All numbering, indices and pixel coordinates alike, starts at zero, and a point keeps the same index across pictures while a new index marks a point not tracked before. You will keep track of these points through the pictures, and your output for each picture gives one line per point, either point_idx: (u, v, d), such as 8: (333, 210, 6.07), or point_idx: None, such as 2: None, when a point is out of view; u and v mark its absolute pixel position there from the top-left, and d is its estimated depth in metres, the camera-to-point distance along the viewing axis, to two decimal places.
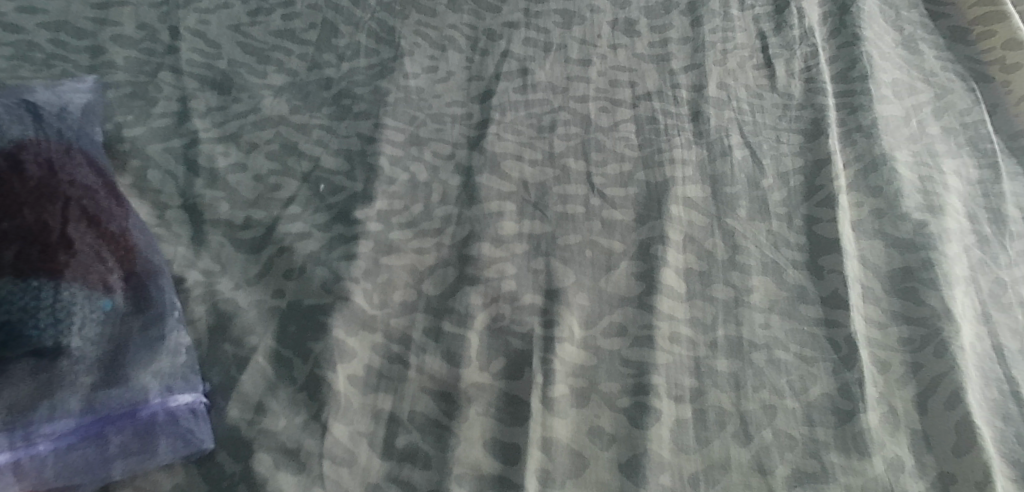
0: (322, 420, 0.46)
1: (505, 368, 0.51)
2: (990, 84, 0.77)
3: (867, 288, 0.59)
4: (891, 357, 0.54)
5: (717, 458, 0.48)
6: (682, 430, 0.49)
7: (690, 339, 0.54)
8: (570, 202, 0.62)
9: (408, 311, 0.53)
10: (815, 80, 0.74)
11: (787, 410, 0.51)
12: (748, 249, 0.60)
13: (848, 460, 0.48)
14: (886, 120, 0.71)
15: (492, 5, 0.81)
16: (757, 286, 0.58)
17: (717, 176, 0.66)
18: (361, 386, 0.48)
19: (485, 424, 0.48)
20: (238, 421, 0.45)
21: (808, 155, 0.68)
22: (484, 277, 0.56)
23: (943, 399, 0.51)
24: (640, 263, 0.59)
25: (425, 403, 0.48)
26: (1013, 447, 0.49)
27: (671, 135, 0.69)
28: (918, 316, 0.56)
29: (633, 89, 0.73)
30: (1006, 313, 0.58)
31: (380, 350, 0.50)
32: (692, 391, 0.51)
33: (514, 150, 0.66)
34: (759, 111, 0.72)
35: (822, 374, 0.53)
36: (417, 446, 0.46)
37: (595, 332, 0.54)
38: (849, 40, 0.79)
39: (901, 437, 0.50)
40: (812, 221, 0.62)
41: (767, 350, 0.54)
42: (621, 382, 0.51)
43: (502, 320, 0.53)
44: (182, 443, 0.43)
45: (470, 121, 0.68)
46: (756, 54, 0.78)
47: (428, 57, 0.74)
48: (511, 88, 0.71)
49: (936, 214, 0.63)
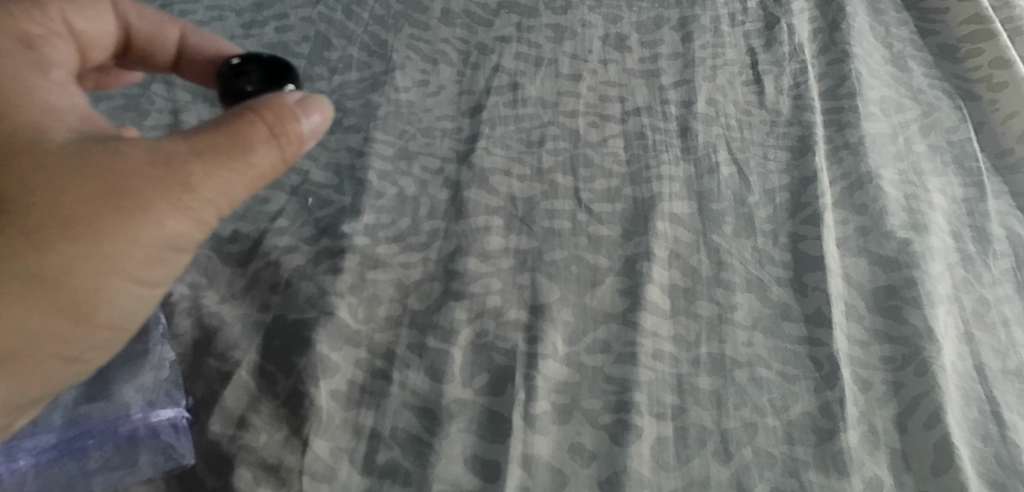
0: (303, 436, 0.46)
1: (488, 383, 0.51)
2: (977, 101, 0.78)
3: (850, 306, 0.59)
4: (872, 376, 0.55)
5: (697, 476, 0.49)
6: (662, 447, 0.50)
7: (673, 356, 0.55)
8: (557, 217, 0.63)
9: (393, 326, 0.53)
10: (803, 98, 0.75)
11: (767, 428, 0.51)
12: (733, 265, 0.61)
13: (827, 479, 0.49)
14: (873, 137, 0.72)
15: (484, 20, 0.81)
16: (741, 303, 0.58)
17: (704, 192, 0.66)
18: (343, 401, 0.49)
19: (466, 440, 0.48)
20: (219, 436, 0.46)
21: (794, 171, 0.68)
22: (470, 292, 0.56)
23: (923, 419, 0.51)
24: (625, 279, 0.59)
25: (407, 419, 0.49)
26: (990, 467, 0.50)
27: (660, 151, 0.69)
28: (901, 335, 0.57)
29: (622, 104, 0.74)
30: (987, 333, 0.58)
31: (364, 365, 0.51)
32: (674, 408, 0.52)
33: (503, 165, 0.66)
34: (747, 128, 0.72)
35: (802, 392, 0.53)
36: (398, 462, 0.47)
37: (578, 348, 0.55)
38: (837, 58, 0.80)
39: (881, 455, 0.50)
40: (797, 238, 0.63)
41: (750, 367, 0.54)
42: (603, 398, 0.52)
43: (487, 336, 0.54)
44: (162, 457, 0.44)
45: (459, 136, 0.69)
46: (746, 70, 0.79)
47: (420, 70, 0.75)
48: (502, 102, 0.72)
49: (920, 232, 0.63)
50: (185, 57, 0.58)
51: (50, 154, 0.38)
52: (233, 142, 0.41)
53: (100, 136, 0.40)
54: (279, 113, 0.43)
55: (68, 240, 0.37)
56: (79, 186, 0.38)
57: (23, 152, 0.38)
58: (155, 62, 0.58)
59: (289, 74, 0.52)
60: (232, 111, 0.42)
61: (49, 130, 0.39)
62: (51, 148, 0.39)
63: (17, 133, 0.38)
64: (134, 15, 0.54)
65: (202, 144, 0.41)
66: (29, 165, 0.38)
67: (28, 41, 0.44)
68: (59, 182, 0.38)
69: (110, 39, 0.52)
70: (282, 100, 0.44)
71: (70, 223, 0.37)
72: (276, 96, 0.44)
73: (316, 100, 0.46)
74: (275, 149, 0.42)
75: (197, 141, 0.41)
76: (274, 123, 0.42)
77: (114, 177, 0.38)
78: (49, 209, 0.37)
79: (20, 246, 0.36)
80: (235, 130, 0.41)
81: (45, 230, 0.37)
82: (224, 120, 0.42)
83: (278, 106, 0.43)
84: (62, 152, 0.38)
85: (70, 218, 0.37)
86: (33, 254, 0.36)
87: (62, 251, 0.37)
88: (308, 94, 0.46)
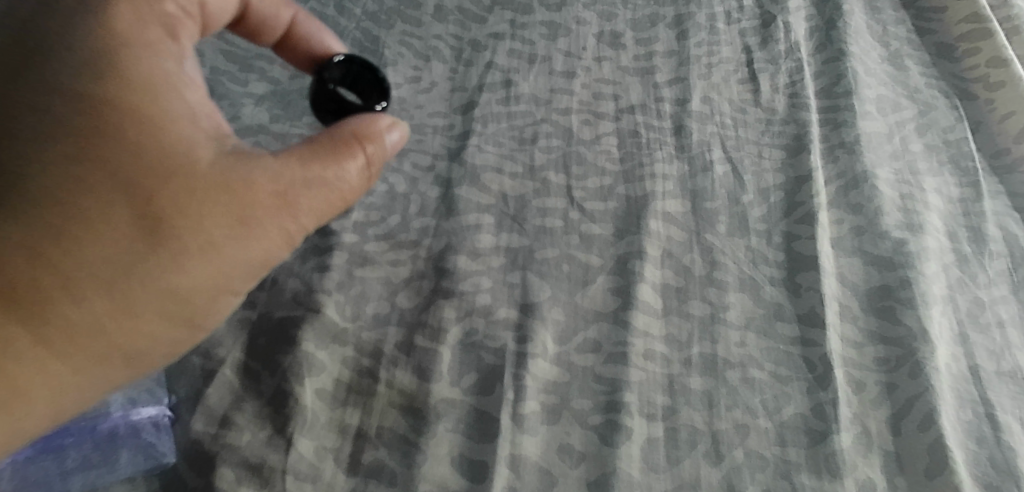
0: (287, 435, 0.46)
1: (477, 383, 0.51)
2: (974, 101, 0.78)
3: (844, 307, 0.58)
4: (866, 377, 0.54)
5: (687, 478, 0.48)
6: (653, 449, 0.49)
7: (664, 356, 0.54)
8: (549, 215, 0.62)
9: (381, 325, 0.53)
10: (798, 96, 0.75)
11: (759, 429, 0.51)
12: (726, 265, 0.60)
13: (819, 482, 0.48)
14: (869, 136, 0.71)
15: (478, 15, 0.80)
16: (734, 303, 0.57)
17: (697, 191, 0.65)
18: (329, 400, 0.48)
19: (453, 440, 0.48)
20: (202, 435, 0.45)
21: (789, 170, 0.68)
22: (459, 290, 0.55)
23: (917, 421, 0.51)
24: (617, 278, 0.58)
25: (393, 419, 0.48)
26: (985, 469, 0.50)
27: (653, 149, 0.68)
28: (895, 336, 0.56)
29: (616, 102, 0.73)
30: (982, 334, 0.58)
31: (350, 364, 0.50)
32: (665, 409, 0.51)
33: (494, 162, 0.65)
34: (742, 126, 0.72)
35: (795, 393, 0.53)
36: (384, 462, 0.46)
37: (569, 348, 0.54)
38: (833, 56, 0.80)
39: (874, 458, 0.50)
40: (791, 238, 0.62)
41: (742, 368, 0.54)
42: (593, 399, 0.51)
43: (476, 335, 0.53)
44: (143, 456, 0.43)
45: (451, 132, 0.68)
46: (741, 68, 0.78)
47: (412, 66, 0.73)
48: (494, 99, 0.71)
49: (916, 233, 0.63)
50: (292, 40, 0.56)
51: (176, 169, 0.39)
52: (338, 172, 0.43)
53: (226, 150, 0.41)
54: (379, 148, 0.44)
55: (200, 263, 0.39)
56: (212, 210, 0.39)
57: (162, 164, 0.38)
58: (263, 42, 0.57)
59: (382, 88, 0.53)
60: (338, 139, 0.43)
61: (186, 142, 0.40)
62: (188, 163, 0.39)
63: (154, 141, 0.39)
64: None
65: (316, 177, 0.42)
66: (166, 180, 0.38)
67: (168, 33, 0.43)
68: (195, 204, 0.39)
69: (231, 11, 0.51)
70: (376, 124, 0.45)
71: (204, 248, 0.39)
72: (370, 120, 0.45)
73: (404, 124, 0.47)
74: (368, 178, 0.45)
75: (311, 171, 0.42)
76: (371, 154, 0.44)
77: (242, 203, 0.40)
78: (185, 231, 0.38)
79: (159, 267, 0.38)
80: (342, 166, 0.43)
81: (182, 253, 0.38)
82: (332, 148, 0.43)
83: (374, 134, 0.44)
84: (197, 170, 0.39)
85: (203, 243, 0.39)
86: (169, 274, 0.38)
87: (194, 273, 0.39)
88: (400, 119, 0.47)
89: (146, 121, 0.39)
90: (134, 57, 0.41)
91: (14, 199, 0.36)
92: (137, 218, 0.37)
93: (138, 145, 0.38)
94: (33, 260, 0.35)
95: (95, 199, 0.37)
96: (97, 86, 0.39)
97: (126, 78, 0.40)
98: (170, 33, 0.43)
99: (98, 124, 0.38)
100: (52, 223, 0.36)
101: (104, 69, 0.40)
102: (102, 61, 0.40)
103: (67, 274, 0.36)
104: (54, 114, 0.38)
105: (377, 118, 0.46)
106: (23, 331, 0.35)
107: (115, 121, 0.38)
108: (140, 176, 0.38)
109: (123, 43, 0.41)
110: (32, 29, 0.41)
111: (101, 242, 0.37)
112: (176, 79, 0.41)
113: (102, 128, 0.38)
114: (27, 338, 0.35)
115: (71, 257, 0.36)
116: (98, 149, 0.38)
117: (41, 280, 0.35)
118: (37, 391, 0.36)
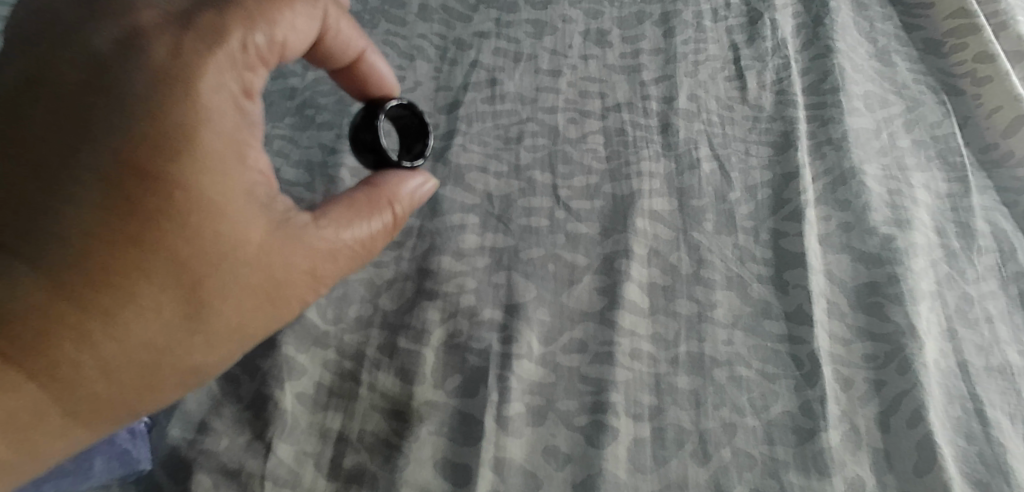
0: (266, 440, 0.45)
1: (460, 385, 0.50)
2: (962, 96, 0.77)
3: (832, 303, 0.58)
4: (854, 373, 0.54)
5: (674, 478, 0.48)
6: (639, 449, 0.49)
7: (651, 356, 0.53)
8: (534, 215, 0.61)
9: (363, 327, 0.52)
10: (785, 93, 0.74)
11: (746, 428, 0.50)
12: (713, 263, 0.59)
13: (807, 480, 0.48)
14: (856, 132, 0.71)
15: (463, 14, 0.79)
16: (721, 301, 0.57)
17: (684, 189, 0.65)
18: (309, 404, 0.48)
19: (436, 443, 0.47)
20: (179, 441, 0.45)
21: (776, 167, 0.67)
22: (443, 291, 0.55)
23: (905, 418, 0.51)
24: (603, 277, 0.58)
25: (375, 422, 0.48)
26: (974, 466, 0.50)
27: (640, 147, 0.68)
28: (883, 332, 0.56)
29: (602, 100, 0.72)
30: (971, 329, 0.57)
31: (332, 367, 0.50)
32: (651, 409, 0.51)
33: (479, 161, 0.65)
34: (729, 124, 0.71)
35: (783, 391, 0.52)
36: (365, 466, 0.46)
37: (554, 348, 0.53)
38: (821, 53, 0.79)
39: (862, 455, 0.50)
40: (779, 235, 0.62)
41: (729, 366, 0.53)
42: (579, 399, 0.51)
43: (460, 336, 0.52)
44: (117, 464, 0.43)
45: (435, 132, 0.67)
46: (728, 66, 0.78)
47: (395, 66, 0.73)
48: (479, 98, 0.70)
49: (903, 228, 0.62)
50: (358, 71, 0.54)
51: (219, 249, 0.40)
52: (368, 244, 0.46)
53: (274, 226, 0.42)
54: (404, 215, 0.48)
55: (227, 344, 0.41)
56: (247, 295, 0.41)
57: (213, 249, 0.39)
58: (328, 66, 0.54)
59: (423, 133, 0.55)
60: (371, 202, 0.46)
61: (239, 222, 0.40)
62: (236, 247, 0.40)
63: (202, 224, 0.39)
64: (336, 20, 0.50)
65: (347, 251, 0.45)
66: (213, 265, 0.40)
67: (243, 94, 0.42)
68: (233, 290, 0.40)
69: (310, 40, 0.48)
70: (405, 194, 0.48)
71: (233, 332, 0.41)
72: (400, 188, 0.47)
73: (429, 184, 0.50)
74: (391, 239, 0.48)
75: (344, 243, 0.44)
76: (398, 223, 0.48)
77: (277, 285, 0.42)
78: (220, 315, 0.40)
79: (192, 348, 0.40)
80: (371, 233, 0.46)
81: (213, 335, 0.40)
82: (363, 222, 0.45)
83: (403, 205, 0.48)
84: (244, 254, 0.40)
85: (234, 326, 0.41)
86: (199, 355, 0.40)
87: (220, 352, 0.41)
88: (427, 179, 0.50)
89: (204, 203, 0.39)
90: (206, 124, 0.40)
91: (61, 266, 0.37)
92: (180, 301, 0.39)
93: (194, 229, 0.39)
94: (76, 340, 0.37)
95: (144, 281, 0.38)
96: (145, 152, 0.38)
97: (195, 151, 0.39)
98: (245, 92, 0.42)
99: (154, 197, 0.38)
100: (97, 301, 0.37)
101: (170, 134, 0.39)
102: (169, 124, 0.39)
103: (106, 356, 0.37)
104: (111, 175, 0.38)
105: (407, 179, 0.48)
106: (55, 404, 0.37)
107: (173, 200, 0.38)
108: (189, 260, 0.39)
109: (198, 106, 0.40)
110: (105, 72, 0.40)
111: (143, 325, 0.38)
112: (244, 148, 0.41)
113: (159, 204, 0.38)
114: (59, 410, 0.37)
115: (113, 340, 0.37)
116: (150, 227, 0.38)
117: (80, 361, 0.37)
118: (58, 455, 0.38)
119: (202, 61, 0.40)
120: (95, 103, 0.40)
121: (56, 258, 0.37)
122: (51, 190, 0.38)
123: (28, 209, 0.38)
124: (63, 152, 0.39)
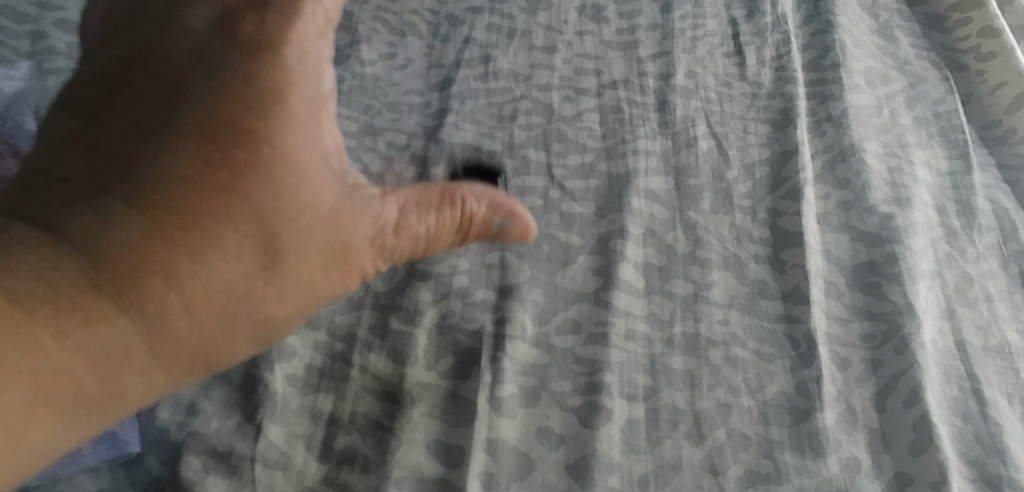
0: (255, 423, 0.45)
1: (453, 366, 0.50)
2: (965, 72, 0.76)
3: (829, 283, 0.57)
4: (851, 354, 0.53)
5: (668, 458, 0.47)
6: (633, 429, 0.48)
7: (646, 336, 0.53)
8: (528, 195, 0.60)
9: (355, 308, 0.51)
10: (785, 70, 0.73)
11: (742, 409, 0.50)
12: (710, 243, 0.59)
13: (802, 461, 0.48)
14: (856, 108, 0.70)
15: None
16: (717, 281, 0.56)
17: (681, 168, 0.64)
18: (300, 385, 0.48)
19: (428, 424, 0.47)
20: (168, 424, 0.45)
21: (775, 145, 0.66)
22: (436, 272, 0.54)
23: (902, 398, 0.50)
24: (597, 257, 0.57)
25: (366, 403, 0.47)
26: (970, 447, 0.49)
27: (636, 125, 0.67)
28: (883, 312, 0.55)
29: (599, 77, 0.71)
30: (970, 309, 0.57)
31: (323, 349, 0.49)
32: (646, 390, 0.50)
33: (472, 141, 0.64)
34: (728, 101, 0.70)
35: (779, 372, 0.52)
36: (357, 448, 0.45)
37: (549, 328, 0.53)
38: (822, 28, 0.78)
39: (858, 435, 0.49)
40: (776, 214, 0.61)
41: (724, 347, 0.53)
42: (573, 380, 0.50)
43: (452, 317, 0.52)
44: (106, 446, 0.42)
45: (427, 110, 0.66)
46: (726, 41, 0.76)
47: (386, 42, 0.71)
48: (472, 76, 0.69)
49: (903, 207, 0.62)
50: None
51: (297, 204, 0.38)
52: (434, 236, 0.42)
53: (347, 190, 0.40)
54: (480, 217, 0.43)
55: (298, 299, 0.40)
56: (320, 252, 0.39)
57: (292, 203, 0.38)
58: None
59: None
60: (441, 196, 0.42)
61: (318, 183, 0.39)
62: (313, 204, 0.39)
63: (283, 177, 0.38)
64: None
65: (415, 231, 0.42)
66: (290, 219, 0.38)
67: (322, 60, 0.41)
68: (310, 246, 0.39)
69: None
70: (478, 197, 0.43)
71: (305, 288, 0.40)
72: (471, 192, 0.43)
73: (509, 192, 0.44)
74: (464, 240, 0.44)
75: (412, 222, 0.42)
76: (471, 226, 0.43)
77: (347, 247, 0.40)
78: (293, 271, 0.39)
79: (267, 298, 0.39)
80: (440, 227, 0.42)
81: (286, 287, 0.39)
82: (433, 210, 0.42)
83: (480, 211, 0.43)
84: (319, 213, 0.39)
85: (305, 283, 0.40)
86: (274, 306, 0.39)
87: (292, 307, 0.40)
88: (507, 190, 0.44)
89: (288, 158, 0.38)
90: (290, 81, 0.38)
91: (152, 204, 0.36)
92: (260, 252, 0.38)
93: (276, 183, 0.37)
94: (164, 278, 0.36)
95: (228, 227, 0.37)
96: (232, 104, 0.38)
97: (279, 106, 0.38)
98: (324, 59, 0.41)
99: (240, 147, 0.37)
100: (180, 243, 0.36)
101: (254, 88, 0.38)
102: (258, 78, 0.38)
103: (189, 297, 0.37)
104: (203, 124, 0.37)
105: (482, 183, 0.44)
106: (142, 340, 0.36)
107: (257, 152, 0.37)
108: (270, 212, 0.38)
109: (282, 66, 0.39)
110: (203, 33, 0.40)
111: (226, 269, 0.37)
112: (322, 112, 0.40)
113: (245, 155, 0.37)
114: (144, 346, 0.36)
115: (197, 281, 0.36)
116: (237, 176, 0.37)
117: (166, 299, 0.36)
118: (138, 402, 0.38)
119: (288, 22, 0.40)
120: (190, 63, 0.39)
121: (146, 196, 0.36)
122: (145, 140, 0.37)
123: (121, 154, 0.37)
124: (160, 107, 0.38)
